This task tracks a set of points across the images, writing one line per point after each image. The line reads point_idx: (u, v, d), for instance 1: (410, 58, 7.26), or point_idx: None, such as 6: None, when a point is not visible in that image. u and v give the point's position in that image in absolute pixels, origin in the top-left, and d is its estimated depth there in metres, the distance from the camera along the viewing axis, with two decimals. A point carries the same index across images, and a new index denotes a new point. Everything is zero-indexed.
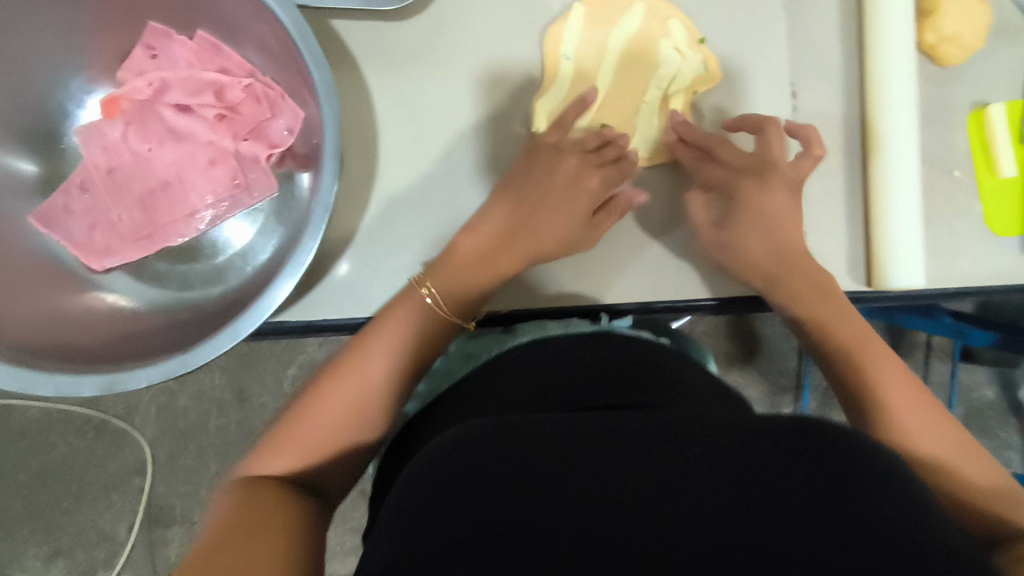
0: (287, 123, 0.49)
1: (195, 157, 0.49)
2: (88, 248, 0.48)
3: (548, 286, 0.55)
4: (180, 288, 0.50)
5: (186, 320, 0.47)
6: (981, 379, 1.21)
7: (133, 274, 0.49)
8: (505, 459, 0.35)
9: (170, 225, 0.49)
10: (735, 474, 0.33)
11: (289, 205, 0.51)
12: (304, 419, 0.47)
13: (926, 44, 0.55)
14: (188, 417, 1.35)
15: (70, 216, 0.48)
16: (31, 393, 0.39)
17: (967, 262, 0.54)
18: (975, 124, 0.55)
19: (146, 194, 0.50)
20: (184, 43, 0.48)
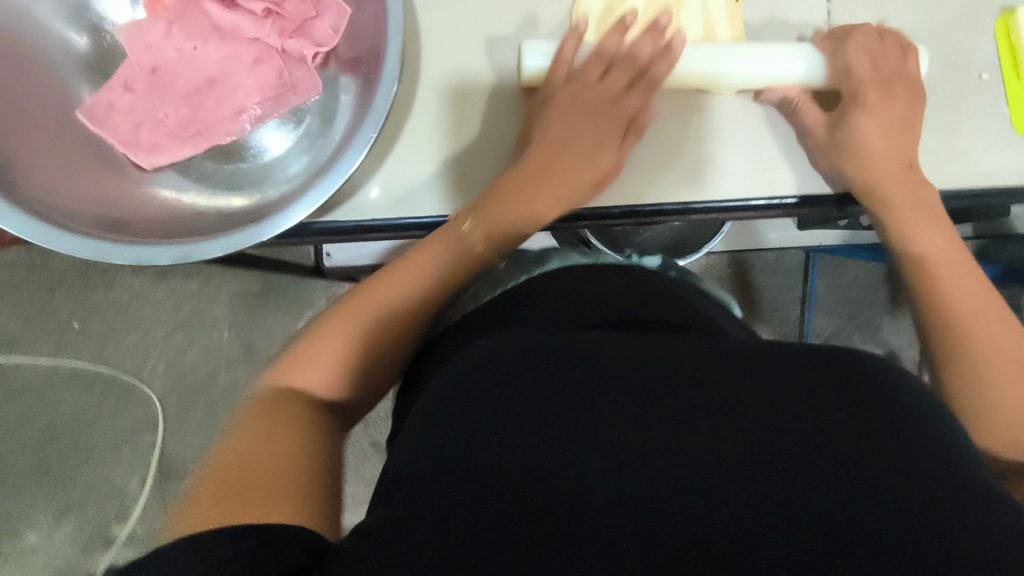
0: (332, 23, 0.49)
1: (239, 56, 0.50)
2: (134, 145, 0.48)
3: (589, 188, 0.55)
4: (230, 187, 0.50)
5: (239, 214, 0.47)
6: None
7: (181, 172, 0.50)
8: (529, 379, 0.39)
9: (216, 123, 0.49)
10: (751, 406, 0.36)
11: (336, 106, 0.50)
12: (312, 343, 0.49)
13: None
14: (196, 373, 1.35)
15: (115, 113, 0.49)
16: (105, 260, 0.42)
17: (997, 161, 0.55)
18: (1003, 29, 0.56)
19: (191, 91, 0.49)
20: None
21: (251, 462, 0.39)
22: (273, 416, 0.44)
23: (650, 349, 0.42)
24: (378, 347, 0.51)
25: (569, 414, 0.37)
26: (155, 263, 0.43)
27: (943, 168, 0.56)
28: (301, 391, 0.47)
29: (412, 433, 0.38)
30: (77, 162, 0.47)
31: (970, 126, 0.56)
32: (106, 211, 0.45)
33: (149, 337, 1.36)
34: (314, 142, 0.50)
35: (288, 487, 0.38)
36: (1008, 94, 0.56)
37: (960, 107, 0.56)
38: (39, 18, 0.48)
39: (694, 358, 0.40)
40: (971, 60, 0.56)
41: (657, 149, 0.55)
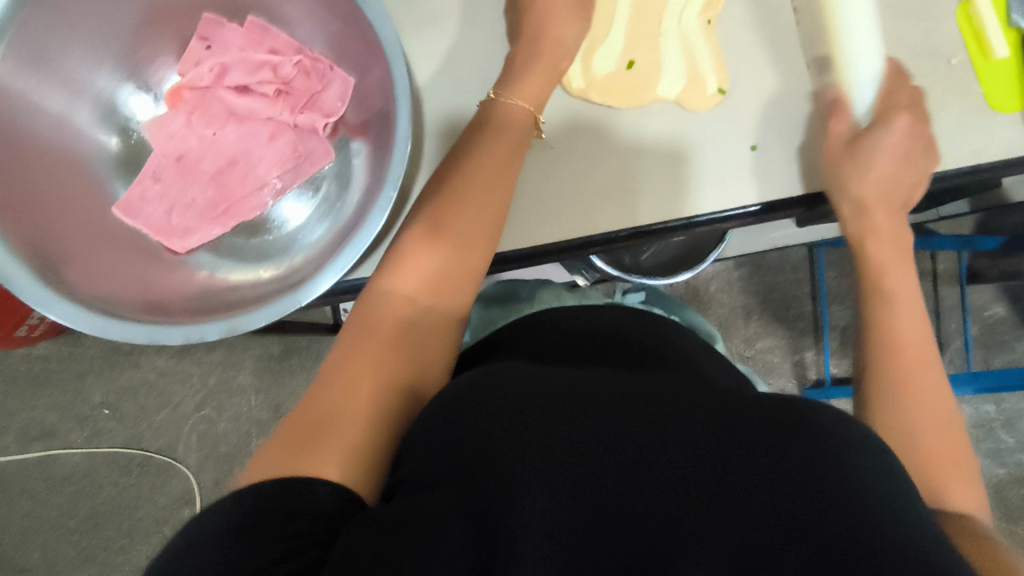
0: (338, 93, 0.53)
1: (257, 133, 0.55)
2: (168, 231, 0.53)
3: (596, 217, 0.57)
4: (259, 258, 0.54)
5: (272, 281, 0.51)
6: (989, 297, 1.32)
7: (212, 251, 0.54)
8: (530, 399, 0.39)
9: (242, 200, 0.54)
10: (713, 460, 0.37)
11: (349, 169, 0.54)
12: (400, 269, 0.48)
13: None
14: (229, 441, 1.37)
15: (148, 203, 0.53)
16: (161, 343, 0.44)
17: (977, 138, 0.58)
18: (964, 15, 0.60)
19: (216, 173, 0.55)
20: (236, 28, 0.53)
21: (321, 408, 0.41)
22: (365, 333, 0.45)
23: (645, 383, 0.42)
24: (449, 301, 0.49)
25: (550, 442, 0.38)
26: (205, 338, 0.45)
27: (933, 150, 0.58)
28: (397, 289, 0.47)
29: (422, 436, 0.39)
30: (119, 256, 0.50)
31: (948, 109, 0.58)
32: (154, 296, 0.49)
33: (180, 412, 1.38)
34: (333, 203, 0.54)
35: (334, 451, 0.39)
36: (978, 74, 0.59)
37: (937, 92, 0.59)
38: (79, 122, 0.53)
39: (680, 400, 0.40)
40: (937, 48, 0.59)
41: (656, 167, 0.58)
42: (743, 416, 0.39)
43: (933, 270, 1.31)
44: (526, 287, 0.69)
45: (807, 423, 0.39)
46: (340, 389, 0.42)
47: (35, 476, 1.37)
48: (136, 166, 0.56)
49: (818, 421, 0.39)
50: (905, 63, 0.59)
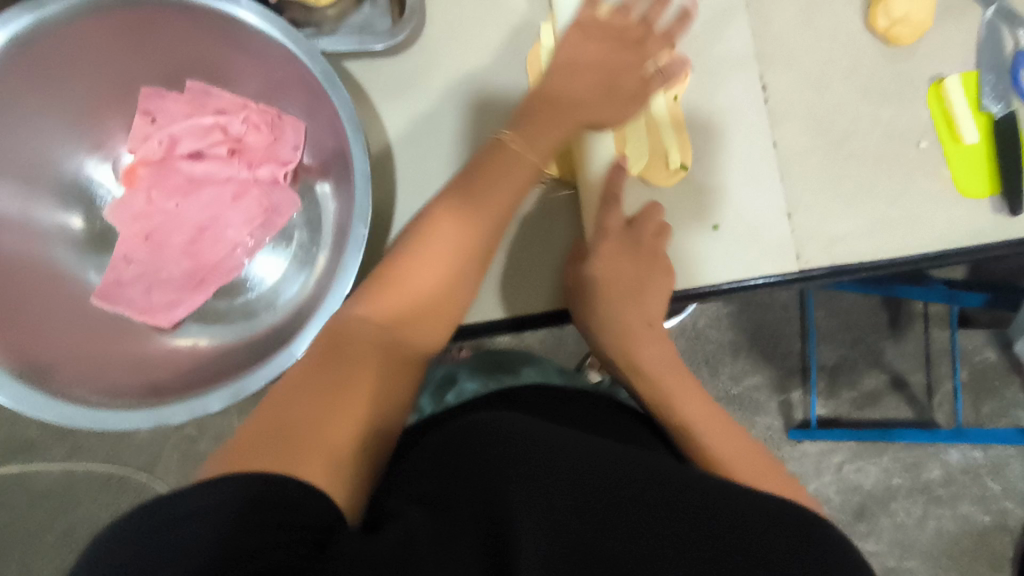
0: (293, 138, 0.54)
1: (221, 196, 0.55)
2: (150, 313, 0.53)
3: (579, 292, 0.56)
4: (246, 317, 0.55)
5: (259, 339, 0.52)
6: (980, 341, 1.29)
7: (200, 319, 0.54)
8: (531, 437, 0.38)
9: (219, 263, 0.55)
10: (719, 532, 0.34)
11: (319, 212, 0.55)
12: (411, 260, 0.48)
13: (880, 29, 0.59)
14: (210, 461, 1.37)
15: (125, 287, 0.53)
16: (167, 422, 0.43)
17: (943, 222, 0.57)
18: (935, 96, 0.59)
19: (188, 242, 0.55)
20: (176, 98, 0.53)
21: (286, 417, 0.38)
22: (338, 348, 0.43)
23: (647, 457, 0.40)
24: (452, 293, 0.49)
25: (552, 479, 0.35)
26: (174, 421, 0.44)
27: (899, 232, 0.57)
28: (367, 319, 0.45)
29: (414, 479, 0.39)
30: (103, 346, 0.50)
31: (917, 191, 0.58)
32: (154, 377, 0.49)
33: (161, 430, 1.38)
34: (307, 251, 0.55)
35: (313, 451, 0.37)
36: (948, 158, 0.58)
37: (907, 175, 0.58)
38: (42, 217, 0.53)
39: (687, 475, 0.39)
40: (909, 128, 0.59)
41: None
42: (748, 497, 0.37)
43: (923, 312, 1.29)
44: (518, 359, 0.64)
45: (828, 521, 0.38)
46: (303, 407, 0.39)
47: (16, 490, 1.37)
48: (106, 248, 0.56)
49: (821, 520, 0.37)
50: (875, 142, 0.58)
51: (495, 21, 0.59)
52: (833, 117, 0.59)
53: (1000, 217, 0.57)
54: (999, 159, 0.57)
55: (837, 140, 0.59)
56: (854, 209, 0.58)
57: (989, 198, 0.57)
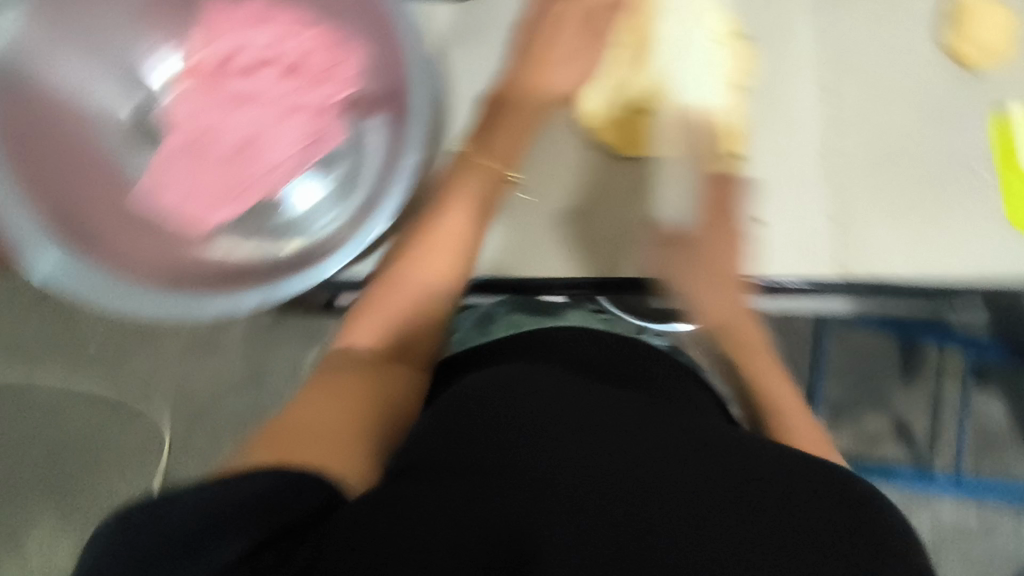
0: (354, 65, 0.56)
1: (269, 114, 0.56)
2: (183, 221, 0.55)
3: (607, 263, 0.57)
4: (274, 239, 0.55)
5: (289, 259, 0.54)
6: (994, 408, 1.26)
7: (232, 232, 0.55)
8: (555, 399, 0.39)
9: (257, 177, 0.55)
10: (748, 496, 0.33)
11: (361, 145, 0.56)
12: (389, 287, 0.51)
13: (947, 49, 0.59)
14: (196, 402, 1.28)
15: (169, 184, 0.56)
16: (199, 315, 0.52)
17: (986, 252, 0.55)
18: (998, 124, 0.58)
19: (230, 152, 0.55)
20: (253, 10, 0.56)
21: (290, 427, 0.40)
22: (331, 389, 0.44)
23: (674, 421, 0.40)
24: (442, 273, 0.52)
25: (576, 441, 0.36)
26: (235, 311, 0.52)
27: (942, 252, 0.56)
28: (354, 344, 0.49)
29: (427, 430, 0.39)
30: (156, 247, 0.55)
31: (962, 216, 0.56)
32: (169, 267, 0.54)
33: (159, 355, 1.30)
34: (345, 186, 0.56)
35: (334, 438, 0.40)
36: (1005, 186, 0.56)
37: (955, 197, 0.56)
38: (96, 93, 0.57)
39: (715, 439, 0.38)
40: (965, 152, 0.57)
41: (603, 215, 0.59)
42: (775, 461, 0.36)
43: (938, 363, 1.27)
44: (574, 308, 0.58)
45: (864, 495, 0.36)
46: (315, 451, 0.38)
47: None
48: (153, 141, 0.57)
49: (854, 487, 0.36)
50: (926, 160, 0.57)
51: None
52: (887, 128, 0.58)
53: None
54: None
55: (887, 152, 0.58)
56: (896, 223, 0.56)
57: None
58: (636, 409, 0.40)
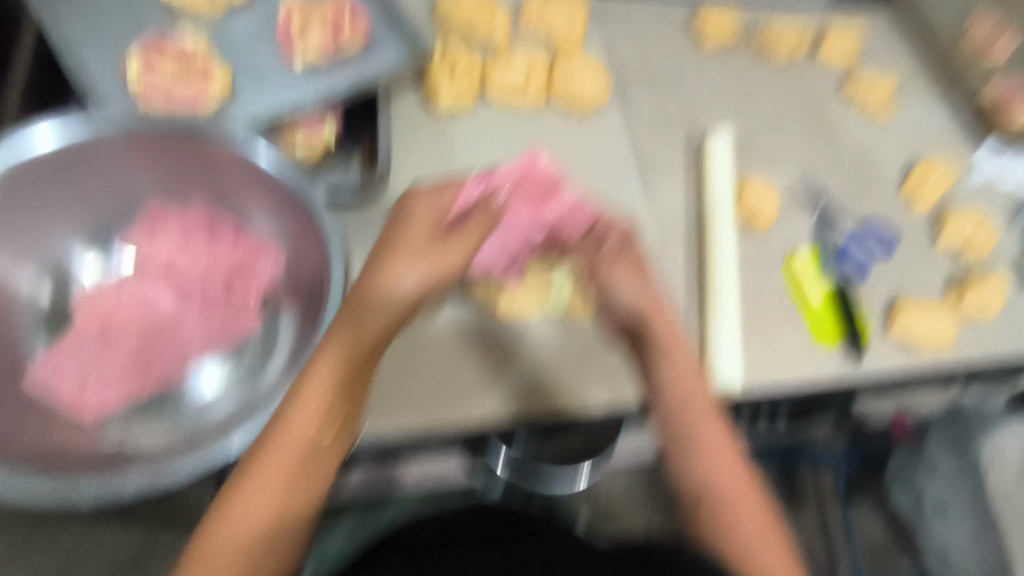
0: (272, 263, 0.59)
1: (189, 305, 0.58)
2: (74, 406, 0.52)
3: (507, 404, 0.63)
4: (174, 420, 0.54)
5: (185, 440, 0.51)
6: (871, 522, 1.36)
7: (125, 417, 0.54)
8: None
9: (165, 364, 0.56)
10: None
11: (275, 334, 0.57)
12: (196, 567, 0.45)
13: (741, 218, 0.77)
14: None
15: (63, 371, 0.54)
16: (69, 499, 0.46)
17: (806, 364, 0.70)
18: (789, 265, 0.76)
19: (141, 340, 0.56)
20: (180, 215, 0.59)
21: None
22: None
23: None
24: (261, 515, 0.46)
25: None
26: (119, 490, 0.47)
27: (777, 366, 0.69)
28: None
29: None
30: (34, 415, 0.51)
31: (783, 340, 0.71)
32: (50, 453, 0.49)
33: None
34: (253, 372, 0.57)
35: (253, 562, 0.45)
36: (805, 313, 0.73)
37: (774, 326, 0.72)
38: (18, 286, 0.56)
39: None
40: (771, 290, 0.74)
41: (426, 376, 0.63)
42: None
43: (817, 491, 1.37)
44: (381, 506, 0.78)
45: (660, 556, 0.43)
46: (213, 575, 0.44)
47: None
48: (60, 330, 0.57)
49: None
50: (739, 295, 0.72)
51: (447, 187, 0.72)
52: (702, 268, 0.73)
53: (846, 362, 0.70)
54: (841, 315, 0.72)
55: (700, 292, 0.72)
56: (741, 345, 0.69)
57: (838, 346, 0.71)
58: None
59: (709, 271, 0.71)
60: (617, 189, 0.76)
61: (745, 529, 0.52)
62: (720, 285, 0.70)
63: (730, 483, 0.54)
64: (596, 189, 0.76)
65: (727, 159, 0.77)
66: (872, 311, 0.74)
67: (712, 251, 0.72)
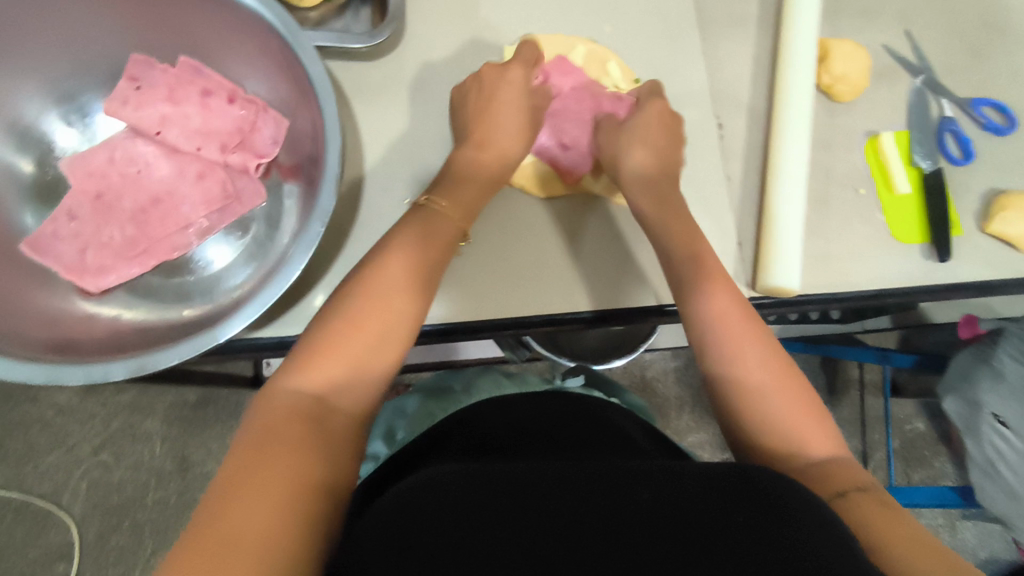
0: (271, 132, 0.53)
1: (186, 174, 0.54)
2: (74, 277, 0.50)
3: (547, 299, 0.57)
4: (178, 299, 0.51)
5: (187, 322, 0.49)
6: (912, 411, 1.32)
7: (128, 291, 0.51)
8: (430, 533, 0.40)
9: (165, 239, 0.52)
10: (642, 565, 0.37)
11: (280, 210, 0.54)
12: (309, 367, 0.45)
13: (823, 84, 0.64)
14: (123, 491, 1.15)
15: (59, 241, 0.50)
16: (60, 383, 0.40)
17: (877, 264, 0.61)
18: (871, 148, 0.64)
19: (138, 212, 0.53)
20: (166, 70, 0.52)
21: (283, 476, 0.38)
22: (274, 430, 0.41)
23: (551, 518, 0.41)
24: (383, 354, 0.47)
25: (446, 550, 0.38)
26: (109, 378, 0.41)
27: (842, 265, 0.61)
28: (291, 397, 0.43)
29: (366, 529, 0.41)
30: (20, 290, 0.47)
31: (852, 235, 0.62)
32: (51, 330, 0.45)
33: (72, 455, 1.17)
34: (261, 246, 0.53)
35: (357, 379, 0.46)
36: (883, 206, 0.63)
37: (845, 218, 0.62)
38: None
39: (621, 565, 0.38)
40: (848, 176, 0.63)
41: (492, 266, 0.57)
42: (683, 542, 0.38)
43: (860, 380, 1.32)
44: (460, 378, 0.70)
45: (787, 486, 0.41)
46: (325, 383, 0.44)
47: None
48: (53, 199, 0.53)
49: (782, 501, 0.40)
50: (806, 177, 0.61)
51: (471, 41, 0.62)
52: (767, 147, 0.62)
53: (925, 264, 0.61)
54: (929, 208, 0.62)
55: (761, 175, 0.62)
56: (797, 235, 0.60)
57: (919, 245, 0.62)
58: (526, 502, 0.42)
59: (775, 151, 0.61)
60: (673, 47, 0.64)
61: (802, 438, 0.46)
62: (788, 169, 0.60)
63: (784, 405, 0.48)
64: (647, 46, 0.64)
65: (813, 9, 0.63)
66: (967, 205, 0.63)
67: (782, 127, 0.61)
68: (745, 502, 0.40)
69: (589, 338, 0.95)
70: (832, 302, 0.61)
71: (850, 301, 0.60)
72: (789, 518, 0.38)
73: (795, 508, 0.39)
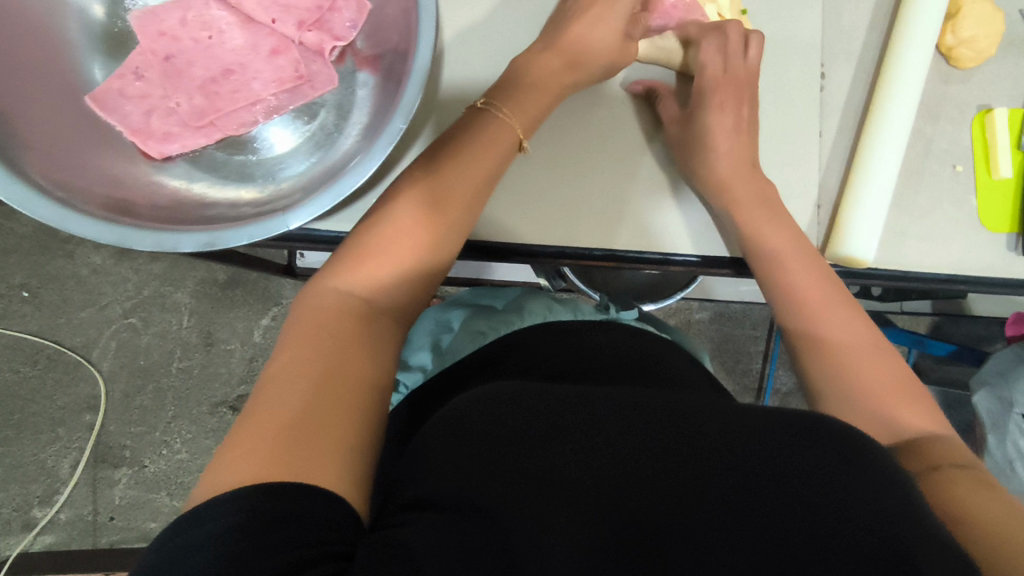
0: (351, 13, 0.50)
1: (259, 47, 0.51)
2: (139, 139, 0.48)
3: (615, 231, 0.54)
4: (240, 178, 0.50)
5: (250, 203, 0.47)
6: None
7: (191, 163, 0.50)
8: (489, 437, 0.37)
9: (232, 113, 0.50)
10: (691, 509, 0.34)
11: (352, 100, 0.51)
12: (382, 231, 0.44)
13: (944, 45, 0.58)
14: (149, 355, 1.19)
15: (125, 101, 0.49)
16: (130, 246, 0.40)
17: (958, 248, 0.58)
18: (979, 125, 0.59)
19: (207, 81, 0.51)
20: None
21: (310, 373, 0.36)
22: (322, 321, 0.39)
23: (608, 437, 0.37)
24: (447, 235, 0.45)
25: (503, 457, 0.36)
26: (178, 250, 0.41)
27: (923, 244, 0.58)
28: (341, 290, 0.41)
29: (429, 433, 0.39)
30: (86, 147, 0.46)
31: (939, 213, 0.58)
32: (114, 191, 0.44)
33: (103, 314, 1.20)
34: (327, 136, 0.51)
35: (416, 245, 0.44)
36: (978, 188, 0.59)
37: (935, 195, 0.59)
38: None
39: (672, 503, 0.35)
40: (948, 151, 0.59)
41: (555, 188, 0.55)
42: (745, 491, 0.35)
43: None
44: (502, 296, 0.65)
45: (879, 458, 0.36)
46: (393, 254, 0.43)
47: None
48: (121, 53, 0.51)
49: (867, 473, 0.35)
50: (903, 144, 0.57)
51: None
52: (868, 107, 0.58)
53: (1009, 255, 0.58)
54: None
55: (856, 137, 0.58)
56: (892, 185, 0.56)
57: (1005, 234, 0.58)
58: (592, 415, 0.38)
59: (877, 112, 0.56)
60: None
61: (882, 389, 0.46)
62: (889, 133, 0.56)
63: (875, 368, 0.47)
64: None
65: None
66: None
67: (891, 87, 0.56)
68: (824, 443, 0.36)
69: (629, 279, 0.93)
70: (902, 281, 0.58)
71: (921, 283, 0.58)
72: (872, 485, 0.34)
73: (883, 485, 0.34)
